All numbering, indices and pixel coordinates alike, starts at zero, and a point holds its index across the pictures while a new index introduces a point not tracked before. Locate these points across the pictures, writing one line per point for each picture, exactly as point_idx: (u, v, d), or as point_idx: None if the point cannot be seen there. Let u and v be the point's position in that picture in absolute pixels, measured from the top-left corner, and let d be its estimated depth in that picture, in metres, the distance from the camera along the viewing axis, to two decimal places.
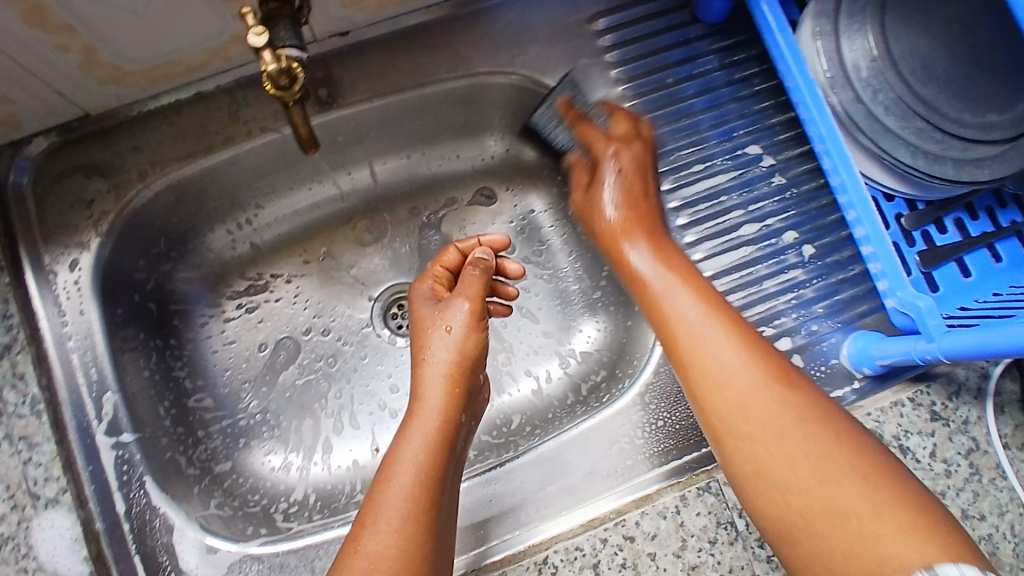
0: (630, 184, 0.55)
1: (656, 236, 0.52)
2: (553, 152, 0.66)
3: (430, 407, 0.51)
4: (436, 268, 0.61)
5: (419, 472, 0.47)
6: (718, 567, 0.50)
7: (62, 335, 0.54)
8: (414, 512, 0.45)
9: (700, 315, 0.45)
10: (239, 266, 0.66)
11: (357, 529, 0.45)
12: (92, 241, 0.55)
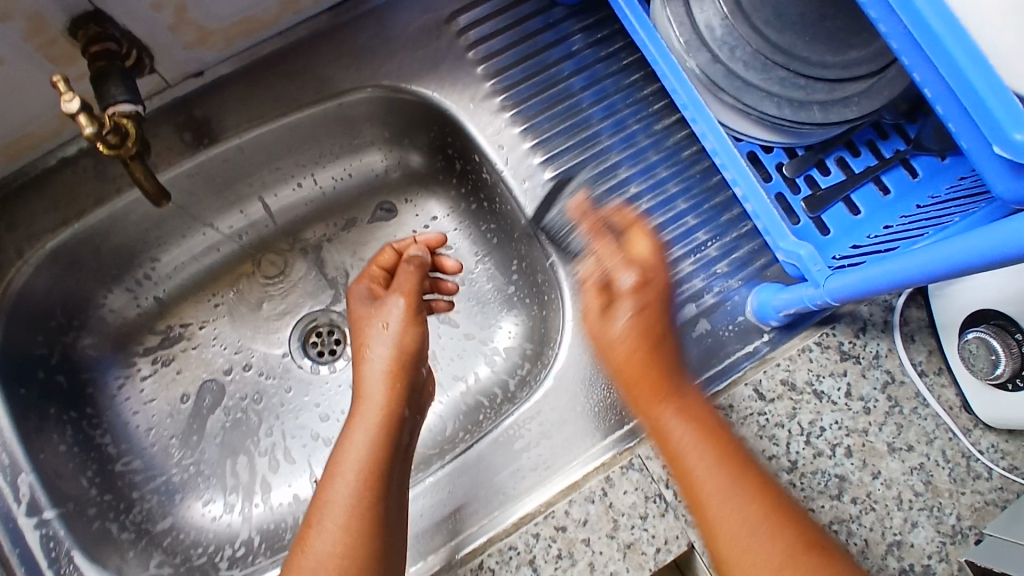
0: (648, 319, 0.46)
1: (671, 384, 0.44)
2: (439, 156, 0.66)
3: (371, 403, 0.50)
4: (371, 268, 0.59)
5: (363, 470, 0.46)
6: (653, 541, 0.50)
7: None
8: (359, 511, 0.45)
9: (707, 461, 0.42)
10: (147, 322, 0.66)
11: (304, 532, 0.45)
12: None
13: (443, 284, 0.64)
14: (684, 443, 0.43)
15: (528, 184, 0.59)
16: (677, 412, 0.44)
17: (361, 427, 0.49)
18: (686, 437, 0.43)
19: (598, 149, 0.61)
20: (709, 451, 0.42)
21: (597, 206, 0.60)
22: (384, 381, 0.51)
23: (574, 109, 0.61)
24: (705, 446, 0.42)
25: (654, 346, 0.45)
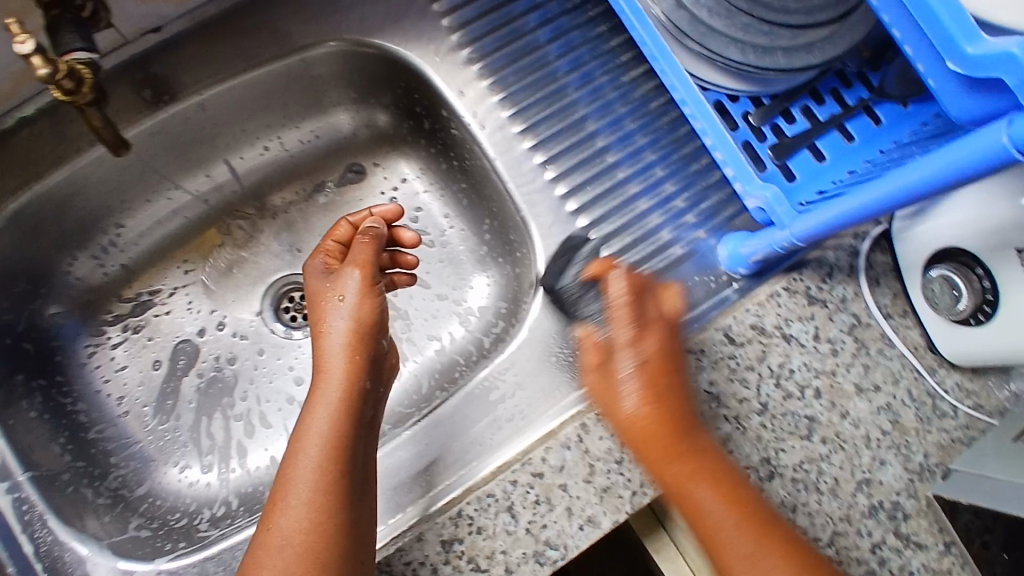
0: (653, 378, 0.48)
1: (680, 442, 0.47)
2: (406, 115, 0.66)
3: (331, 379, 0.51)
4: (325, 242, 0.58)
5: (325, 447, 0.48)
6: (629, 485, 0.51)
7: None
8: (323, 486, 0.46)
9: (720, 507, 0.46)
10: (113, 288, 0.65)
11: (271, 507, 0.47)
12: None
13: (401, 258, 0.62)
14: (701, 498, 0.46)
15: (497, 137, 0.59)
16: (708, 483, 0.47)
17: (323, 401, 0.50)
18: (703, 494, 0.46)
19: (566, 102, 0.60)
20: (723, 504, 0.46)
21: (566, 159, 0.59)
22: (347, 353, 0.52)
23: (541, 63, 0.61)
24: (716, 498, 0.46)
25: (656, 401, 0.48)
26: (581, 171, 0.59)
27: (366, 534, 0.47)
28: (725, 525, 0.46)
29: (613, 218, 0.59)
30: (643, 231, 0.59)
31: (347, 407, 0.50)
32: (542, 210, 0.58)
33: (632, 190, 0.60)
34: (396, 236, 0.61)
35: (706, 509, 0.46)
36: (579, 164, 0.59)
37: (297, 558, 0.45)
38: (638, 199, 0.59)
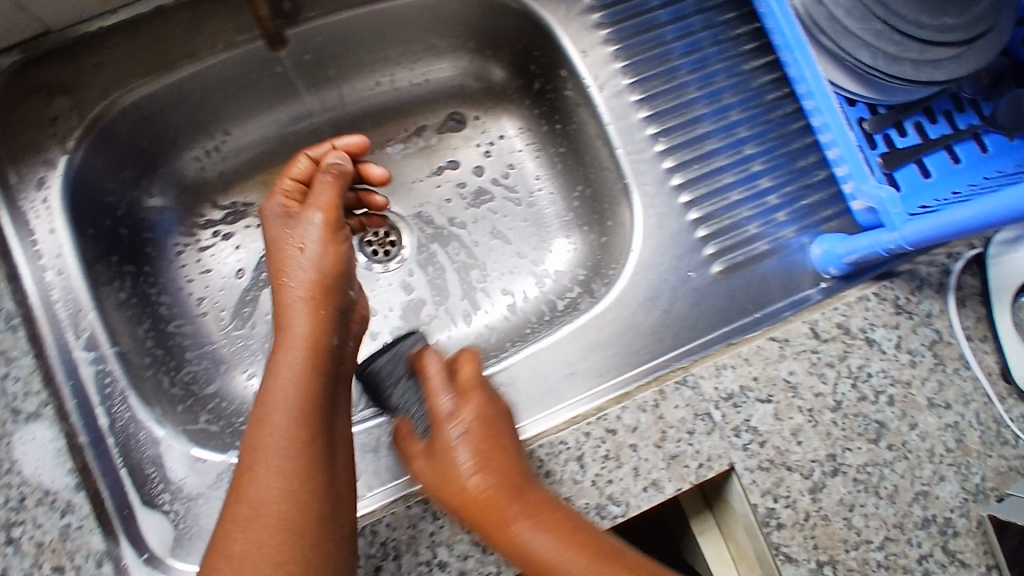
0: (480, 442, 0.47)
1: (526, 498, 0.45)
2: (522, 72, 0.66)
3: (295, 334, 0.49)
4: (285, 180, 0.57)
5: (294, 409, 0.45)
6: (697, 456, 0.52)
7: (34, 254, 0.53)
8: (296, 451, 0.44)
9: (576, 560, 0.42)
10: (208, 194, 0.66)
11: (237, 481, 0.43)
12: (60, 158, 0.54)
13: (371, 198, 0.64)
14: (557, 557, 0.42)
15: (613, 102, 0.59)
16: (542, 532, 0.43)
17: (288, 361, 0.47)
18: (560, 552, 0.42)
19: (679, 83, 0.61)
20: (562, 551, 0.42)
21: (675, 135, 0.60)
22: (307, 309, 0.50)
23: (660, 40, 0.61)
24: (574, 554, 0.42)
25: (485, 466, 0.46)
26: (684, 151, 0.59)
27: (344, 506, 0.44)
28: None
29: (705, 203, 0.59)
30: (731, 220, 0.59)
31: (318, 364, 0.48)
32: (647, 178, 0.58)
33: (726, 179, 0.59)
34: (363, 171, 0.61)
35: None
36: (682, 143, 0.59)
37: (275, 534, 0.41)
38: (731, 190, 0.59)
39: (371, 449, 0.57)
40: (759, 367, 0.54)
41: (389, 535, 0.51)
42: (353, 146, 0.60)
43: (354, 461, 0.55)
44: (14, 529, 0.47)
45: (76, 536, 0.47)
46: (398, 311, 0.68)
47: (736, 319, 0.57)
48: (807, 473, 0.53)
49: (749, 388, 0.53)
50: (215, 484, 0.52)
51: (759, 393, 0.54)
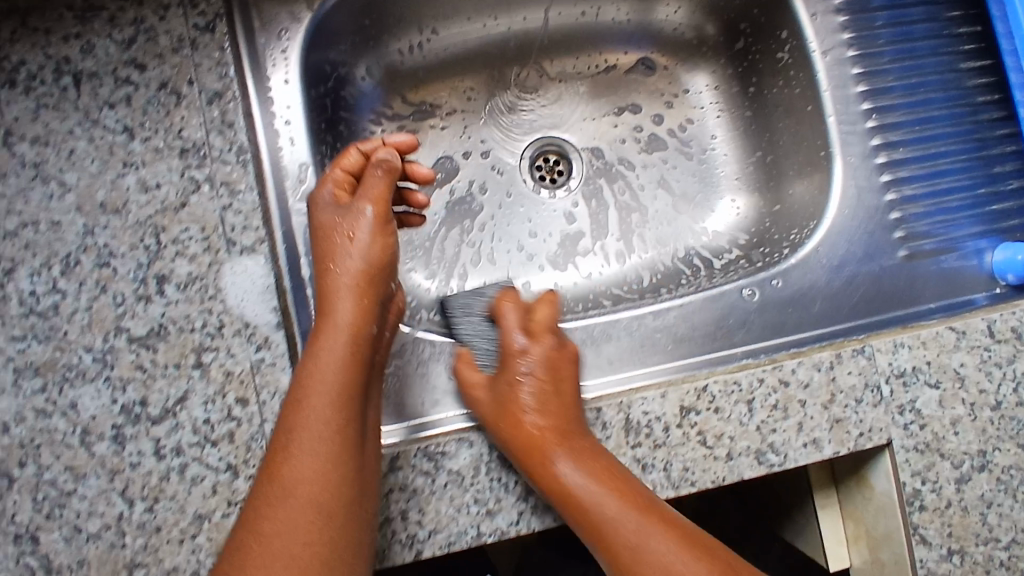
0: (543, 390, 0.52)
1: (575, 442, 0.50)
2: (734, 28, 0.67)
3: (339, 322, 0.48)
4: (335, 172, 0.54)
5: (335, 395, 0.46)
6: (860, 425, 0.54)
7: (267, 99, 0.54)
8: (332, 439, 0.45)
9: (616, 503, 0.47)
10: (401, 87, 0.68)
11: (271, 460, 0.45)
12: (305, 14, 0.56)
13: (413, 196, 0.61)
14: (597, 498, 0.48)
15: (834, 72, 0.60)
16: (592, 476, 0.48)
17: (327, 352, 0.47)
18: (597, 498, 0.48)
19: (881, 68, 0.61)
20: (608, 496, 0.48)
21: (879, 116, 0.60)
22: (357, 299, 0.50)
23: (869, 22, 0.61)
24: (607, 495, 0.48)
25: (543, 409, 0.51)
26: (881, 135, 0.60)
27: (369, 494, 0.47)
28: (604, 498, 0.48)
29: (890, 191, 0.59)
30: (903, 214, 0.59)
31: (356, 354, 0.48)
32: (854, 151, 0.59)
33: (905, 173, 0.60)
34: (410, 171, 0.58)
35: (577, 481, 0.48)
36: (881, 127, 0.60)
37: (306, 519, 0.43)
38: (908, 184, 0.60)
39: None
40: (933, 353, 0.55)
41: None
42: (401, 143, 0.57)
43: None
44: (205, 353, 0.50)
45: (265, 373, 0.50)
46: (556, 238, 0.70)
47: (905, 306, 0.58)
48: (957, 464, 0.55)
49: (921, 370, 0.55)
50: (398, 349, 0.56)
51: (929, 377, 0.55)
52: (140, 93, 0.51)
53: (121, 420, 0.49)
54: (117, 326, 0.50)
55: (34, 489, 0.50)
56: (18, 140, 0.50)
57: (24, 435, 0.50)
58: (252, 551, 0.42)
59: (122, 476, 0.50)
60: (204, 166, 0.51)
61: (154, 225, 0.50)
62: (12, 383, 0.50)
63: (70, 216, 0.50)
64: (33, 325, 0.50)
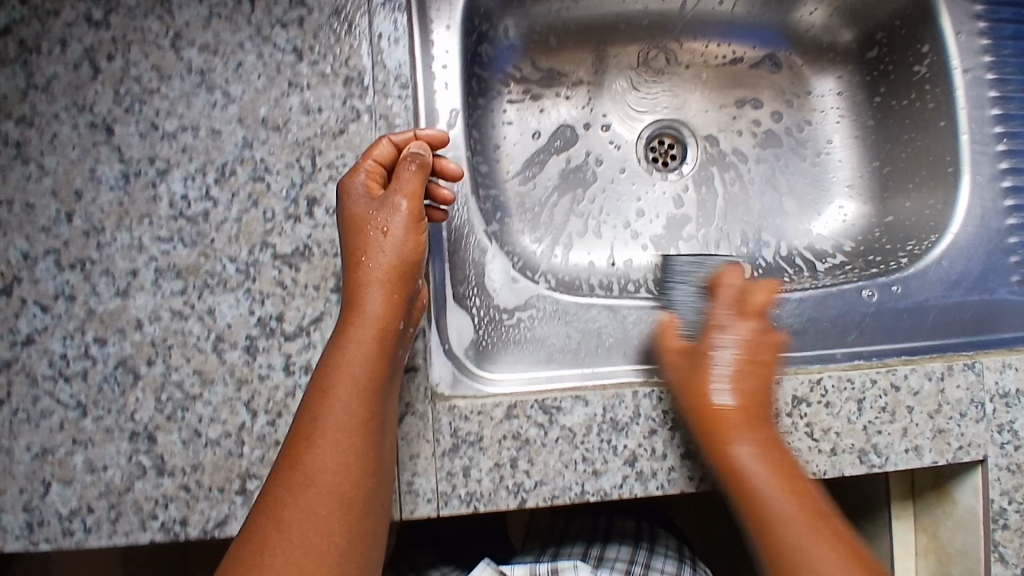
0: (743, 365, 0.52)
1: (760, 428, 0.50)
2: (870, 37, 0.68)
3: (366, 317, 0.47)
4: (364, 161, 0.49)
5: (359, 390, 0.45)
6: (960, 438, 0.55)
7: (429, 41, 0.56)
8: (354, 431, 0.45)
9: (774, 491, 0.48)
10: (534, 52, 0.69)
11: (292, 448, 0.45)
12: None
13: (437, 191, 0.52)
14: (774, 492, 0.48)
15: (972, 91, 0.61)
16: (806, 497, 0.48)
17: (354, 347, 0.46)
18: (774, 490, 0.48)
19: (1011, 94, 0.62)
20: (775, 479, 0.49)
21: (1008, 140, 0.61)
22: (387, 294, 0.47)
23: (996, 51, 0.62)
24: (778, 485, 0.48)
25: (750, 391, 0.51)
26: (1008, 160, 0.61)
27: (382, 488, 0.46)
28: (777, 494, 0.48)
29: (1012, 215, 0.60)
30: (1022, 239, 0.59)
31: (383, 350, 0.46)
32: (983, 170, 0.60)
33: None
34: (438, 167, 0.52)
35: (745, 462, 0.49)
36: (1008, 152, 0.61)
37: (323, 513, 0.43)
38: None
39: (662, 324, 0.57)
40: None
41: (671, 406, 0.52)
42: (432, 139, 0.51)
43: (639, 331, 0.57)
44: None
45: None
46: (662, 220, 0.70)
47: (1012, 330, 0.58)
48: None
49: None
50: (524, 303, 0.57)
51: None
52: (313, 17, 0.52)
53: (255, 332, 0.50)
54: (264, 240, 0.50)
55: (159, 388, 0.51)
56: (188, 46, 0.51)
57: (157, 334, 0.50)
58: (266, 539, 0.42)
59: (249, 387, 0.50)
60: (369, 96, 0.52)
61: (310, 147, 0.51)
62: (152, 281, 0.50)
63: (232, 127, 0.51)
64: (180, 228, 0.50)
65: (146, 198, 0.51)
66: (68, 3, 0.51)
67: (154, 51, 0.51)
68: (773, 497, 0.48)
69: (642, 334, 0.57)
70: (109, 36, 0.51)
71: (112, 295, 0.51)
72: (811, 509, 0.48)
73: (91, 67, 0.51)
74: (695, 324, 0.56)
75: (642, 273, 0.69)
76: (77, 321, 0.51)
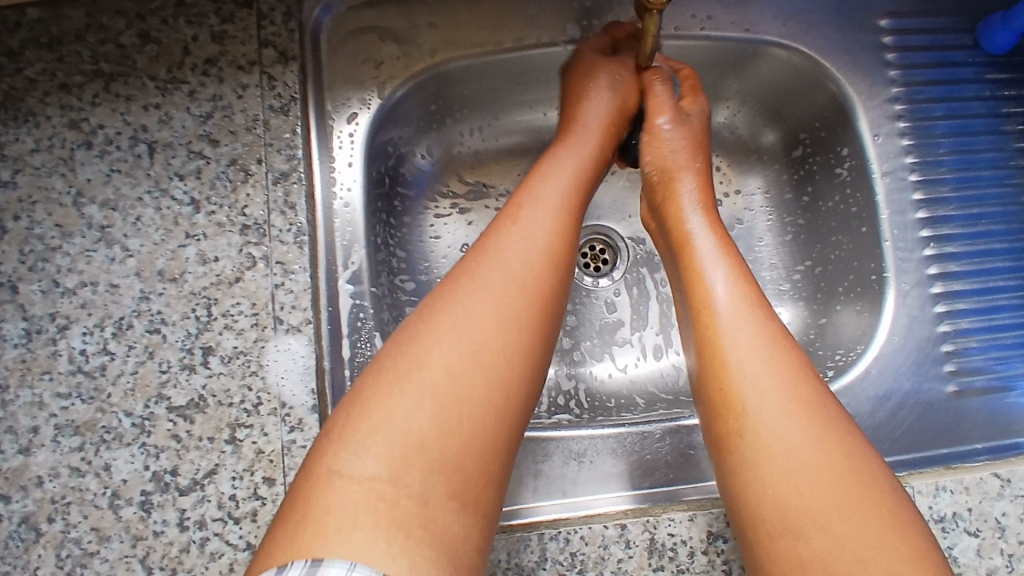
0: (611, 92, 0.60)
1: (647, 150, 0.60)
2: (796, 137, 0.66)
3: (564, 167, 0.55)
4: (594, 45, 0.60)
5: (501, 280, 0.45)
6: None
7: (331, 180, 0.56)
8: (490, 331, 0.43)
9: (749, 351, 0.45)
10: (457, 168, 0.69)
11: (408, 344, 0.42)
12: (375, 100, 0.58)
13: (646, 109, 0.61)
14: (739, 341, 0.45)
15: (896, 196, 0.59)
16: (770, 357, 0.45)
17: (480, 286, 0.44)
18: (734, 317, 0.47)
19: (939, 196, 0.59)
20: (742, 320, 0.47)
21: (940, 244, 0.59)
22: (551, 224, 0.49)
23: (931, 150, 0.60)
24: (760, 349, 0.45)
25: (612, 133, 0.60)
26: (937, 265, 0.58)
27: (500, 471, 0.40)
28: (801, 446, 0.41)
29: (944, 323, 0.57)
30: (957, 345, 0.57)
31: (521, 308, 0.44)
32: (909, 279, 0.58)
33: (958, 305, 0.58)
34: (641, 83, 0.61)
35: (740, 376, 0.44)
36: (938, 255, 0.58)
37: (427, 424, 0.39)
38: (964, 316, 0.58)
39: (574, 457, 0.56)
40: (975, 499, 0.50)
41: (579, 548, 0.50)
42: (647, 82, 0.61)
43: (554, 463, 0.55)
44: (240, 429, 0.50)
45: (295, 454, 0.50)
46: (594, 326, 0.69)
47: (951, 443, 0.54)
48: None
49: (962, 516, 0.50)
50: None
51: (968, 524, 0.50)
52: (211, 167, 0.53)
53: (150, 487, 0.50)
54: (159, 392, 0.51)
55: (59, 544, 0.49)
56: (89, 202, 0.53)
57: (56, 491, 0.50)
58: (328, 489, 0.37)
59: (144, 543, 0.49)
60: (262, 243, 0.52)
61: (206, 297, 0.51)
62: (53, 438, 0.50)
63: (130, 280, 0.52)
64: (78, 383, 0.51)
65: (46, 354, 0.51)
66: None
67: (57, 209, 0.53)
68: (787, 444, 0.41)
69: (553, 465, 0.55)
70: (16, 196, 0.53)
71: (14, 453, 0.50)
72: (841, 459, 0.41)
73: None
74: (609, 446, 0.56)
75: (573, 381, 0.67)
76: None
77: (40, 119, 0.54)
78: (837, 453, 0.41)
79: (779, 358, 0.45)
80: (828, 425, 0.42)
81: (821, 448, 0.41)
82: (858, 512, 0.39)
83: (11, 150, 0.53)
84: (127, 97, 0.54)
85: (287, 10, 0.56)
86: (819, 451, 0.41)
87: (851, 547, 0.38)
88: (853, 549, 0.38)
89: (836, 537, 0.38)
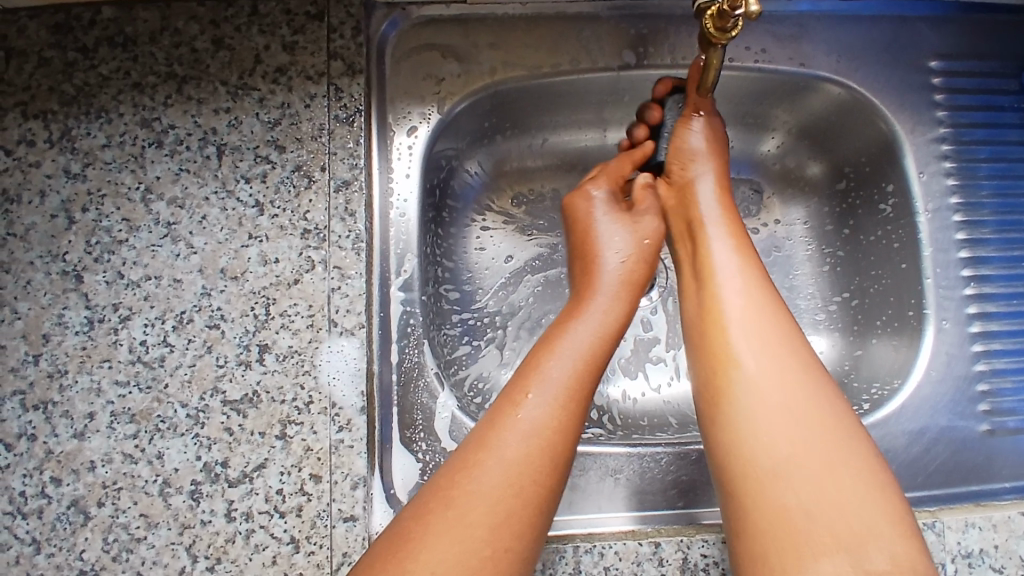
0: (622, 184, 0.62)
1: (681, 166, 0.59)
2: (842, 172, 0.67)
3: (596, 316, 0.53)
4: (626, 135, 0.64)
5: (538, 451, 0.44)
6: None
7: (388, 190, 0.58)
8: (525, 494, 0.43)
9: (724, 247, 0.53)
10: (505, 183, 0.71)
11: (431, 497, 0.43)
12: (433, 114, 0.60)
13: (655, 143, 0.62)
14: (717, 241, 0.54)
15: (938, 234, 0.60)
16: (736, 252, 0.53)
17: (509, 440, 0.44)
18: (715, 228, 0.55)
19: (980, 237, 0.60)
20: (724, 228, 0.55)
21: (981, 284, 0.60)
22: (561, 399, 0.47)
23: (974, 191, 0.61)
24: (731, 248, 0.53)
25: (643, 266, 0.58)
26: (975, 304, 0.59)
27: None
28: (758, 318, 0.48)
29: (981, 362, 0.58)
30: (992, 384, 0.58)
31: (527, 478, 0.43)
32: (947, 317, 0.59)
33: (995, 345, 0.59)
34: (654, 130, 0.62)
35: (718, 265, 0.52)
36: (977, 295, 0.59)
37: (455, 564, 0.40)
38: (1000, 356, 0.58)
39: (611, 473, 0.57)
40: (1003, 536, 0.51)
41: (613, 563, 0.51)
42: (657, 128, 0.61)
43: (592, 479, 0.56)
44: (290, 426, 0.52)
45: (341, 454, 0.51)
46: (630, 344, 0.71)
47: (980, 480, 0.55)
48: None
49: (990, 553, 0.50)
50: None
51: (996, 561, 0.50)
52: (275, 172, 0.55)
53: (200, 477, 0.51)
54: (215, 386, 0.52)
55: (107, 528, 0.50)
56: (157, 199, 0.55)
57: (108, 476, 0.51)
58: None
59: (191, 531, 0.50)
60: (322, 247, 0.54)
61: (265, 297, 0.53)
62: (107, 424, 0.52)
63: (192, 276, 0.54)
64: (137, 372, 0.53)
65: (107, 343, 0.53)
66: (50, 157, 0.55)
67: (125, 203, 0.55)
68: (746, 313, 0.48)
69: (591, 480, 0.56)
70: (85, 189, 0.55)
71: (69, 437, 0.52)
72: (830, 423, 0.44)
73: (67, 218, 0.54)
74: (645, 464, 0.57)
75: (607, 398, 0.68)
76: (36, 460, 0.51)
77: (112, 115, 0.56)
78: (822, 419, 0.44)
79: (772, 325, 0.48)
80: (821, 397, 0.45)
81: (777, 331, 0.48)
82: (810, 396, 0.44)
83: (82, 145, 0.55)
84: (198, 99, 0.56)
85: (356, 24, 0.58)
86: (776, 332, 0.48)
87: (801, 411, 0.44)
88: (800, 414, 0.44)
89: (793, 408, 0.44)
